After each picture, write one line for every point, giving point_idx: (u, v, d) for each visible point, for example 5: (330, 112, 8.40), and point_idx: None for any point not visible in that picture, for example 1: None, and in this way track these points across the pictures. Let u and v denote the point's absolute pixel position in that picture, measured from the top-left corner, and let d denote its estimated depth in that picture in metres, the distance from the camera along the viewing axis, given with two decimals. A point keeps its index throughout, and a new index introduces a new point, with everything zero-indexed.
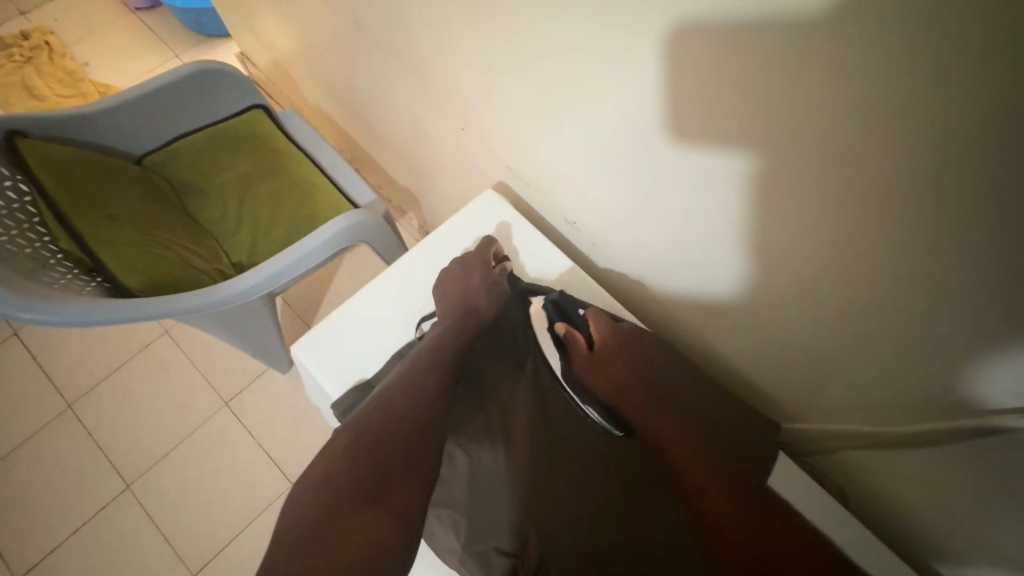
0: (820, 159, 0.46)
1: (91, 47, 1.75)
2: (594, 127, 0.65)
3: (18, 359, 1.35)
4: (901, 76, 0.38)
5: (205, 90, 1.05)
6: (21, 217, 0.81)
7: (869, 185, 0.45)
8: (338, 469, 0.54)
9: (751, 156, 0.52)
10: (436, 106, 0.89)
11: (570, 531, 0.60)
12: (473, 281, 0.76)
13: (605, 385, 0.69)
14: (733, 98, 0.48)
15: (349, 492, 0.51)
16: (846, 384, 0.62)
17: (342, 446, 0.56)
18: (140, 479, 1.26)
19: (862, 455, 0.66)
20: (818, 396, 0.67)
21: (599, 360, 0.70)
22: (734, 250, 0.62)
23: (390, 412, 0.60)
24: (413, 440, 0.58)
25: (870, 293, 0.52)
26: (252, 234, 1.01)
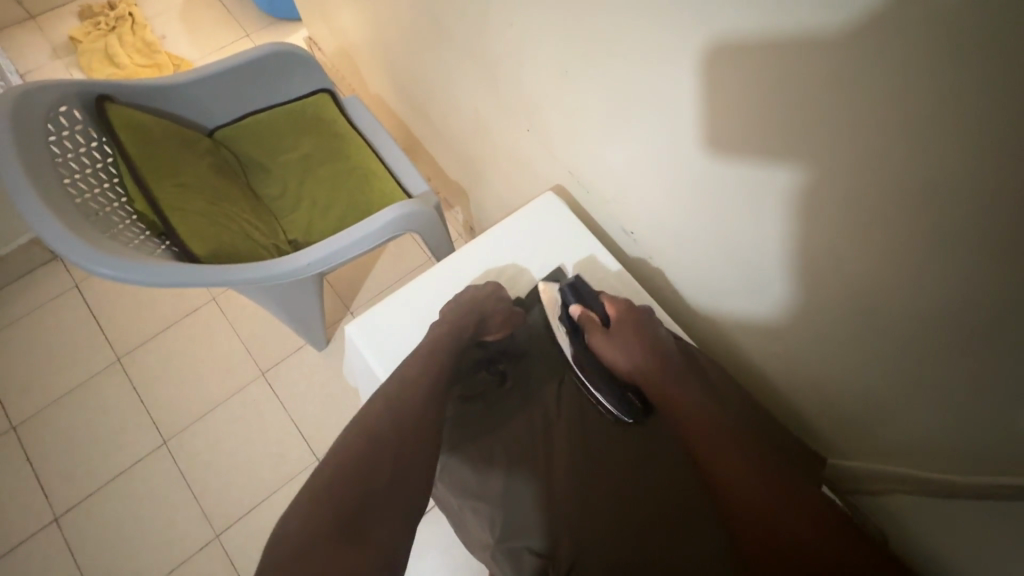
0: (898, 200, 0.45)
1: (170, 21, 1.83)
2: (660, 141, 0.65)
3: (76, 310, 1.42)
4: (984, 129, 0.37)
5: (278, 71, 1.08)
6: (103, 176, 0.86)
7: (944, 233, 0.43)
8: (321, 496, 0.55)
9: (819, 187, 0.51)
10: (502, 106, 0.89)
11: (611, 545, 0.60)
12: (484, 303, 0.74)
13: (626, 364, 0.69)
14: (811, 129, 0.47)
15: (328, 529, 0.52)
16: (898, 427, 0.60)
17: (329, 470, 0.57)
18: (177, 437, 1.31)
19: (908, 501, 0.64)
20: (866, 435, 0.65)
21: (616, 336, 0.70)
22: (790, 278, 0.61)
23: (378, 439, 0.59)
24: (400, 463, 0.59)
25: (931, 338, 0.50)
26: (309, 213, 1.04)
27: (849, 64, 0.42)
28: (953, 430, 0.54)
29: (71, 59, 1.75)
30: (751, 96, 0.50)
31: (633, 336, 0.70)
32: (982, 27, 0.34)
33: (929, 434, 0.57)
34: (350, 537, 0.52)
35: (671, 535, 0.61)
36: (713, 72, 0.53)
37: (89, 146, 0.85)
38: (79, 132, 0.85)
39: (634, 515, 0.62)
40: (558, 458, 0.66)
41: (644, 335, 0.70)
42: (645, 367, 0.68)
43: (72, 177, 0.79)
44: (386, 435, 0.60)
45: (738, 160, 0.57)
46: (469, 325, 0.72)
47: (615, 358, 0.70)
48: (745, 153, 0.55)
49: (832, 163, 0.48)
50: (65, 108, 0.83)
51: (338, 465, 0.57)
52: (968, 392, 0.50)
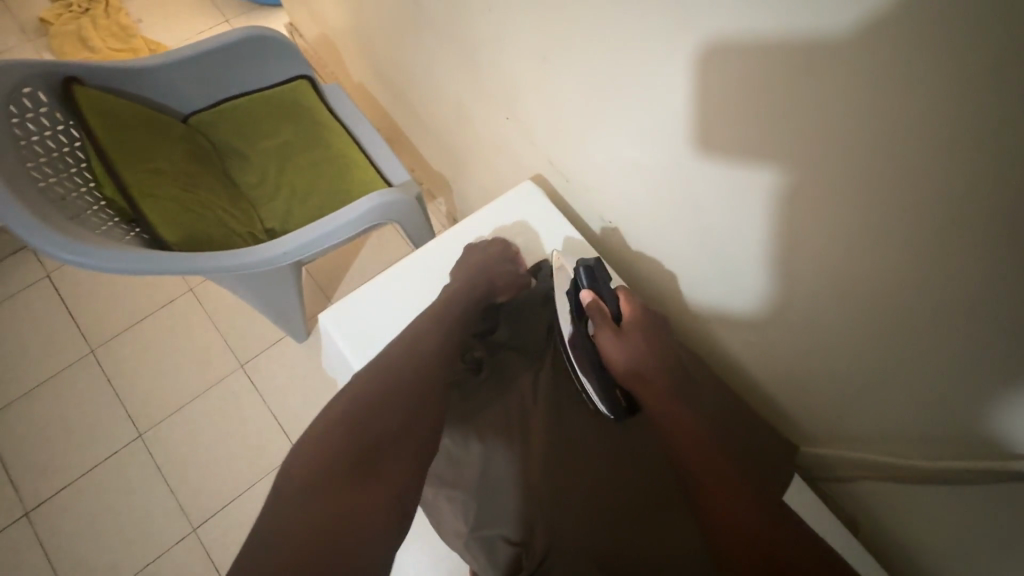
0: (870, 193, 0.45)
1: (146, 5, 1.78)
2: (640, 129, 0.64)
3: (48, 301, 1.38)
4: (949, 116, 0.37)
5: (257, 56, 1.06)
6: (70, 160, 0.83)
7: (914, 225, 0.44)
8: (332, 441, 0.57)
9: (792, 176, 0.51)
10: (483, 94, 0.88)
11: (580, 534, 0.60)
12: (494, 266, 0.77)
13: (629, 365, 0.67)
14: (787, 120, 0.47)
15: (337, 467, 0.55)
16: (867, 414, 0.61)
17: (339, 418, 0.60)
18: (153, 429, 1.29)
19: (876, 488, 0.65)
20: (838, 423, 0.66)
21: (623, 332, 0.68)
22: (765, 269, 0.61)
23: (389, 389, 0.62)
24: (410, 412, 0.61)
25: (899, 327, 0.51)
26: (288, 201, 1.02)
27: (824, 52, 0.42)
28: (922, 418, 0.54)
29: (41, 42, 1.70)
30: (729, 85, 0.50)
31: (641, 338, 0.69)
32: (953, 17, 0.34)
33: (897, 423, 0.57)
34: (359, 476, 0.55)
35: (630, 525, 0.61)
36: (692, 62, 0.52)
37: (54, 129, 0.82)
38: (44, 115, 0.82)
39: (604, 505, 0.62)
40: (534, 447, 0.66)
41: (650, 339, 0.69)
42: (651, 374, 0.66)
43: (36, 160, 0.77)
44: (396, 389, 0.62)
45: (716, 151, 0.56)
46: (479, 289, 0.74)
47: (616, 356, 0.67)
48: (722, 143, 0.55)
49: (807, 153, 0.48)
50: (29, 89, 0.80)
51: (348, 415, 0.60)
52: (937, 382, 0.51)
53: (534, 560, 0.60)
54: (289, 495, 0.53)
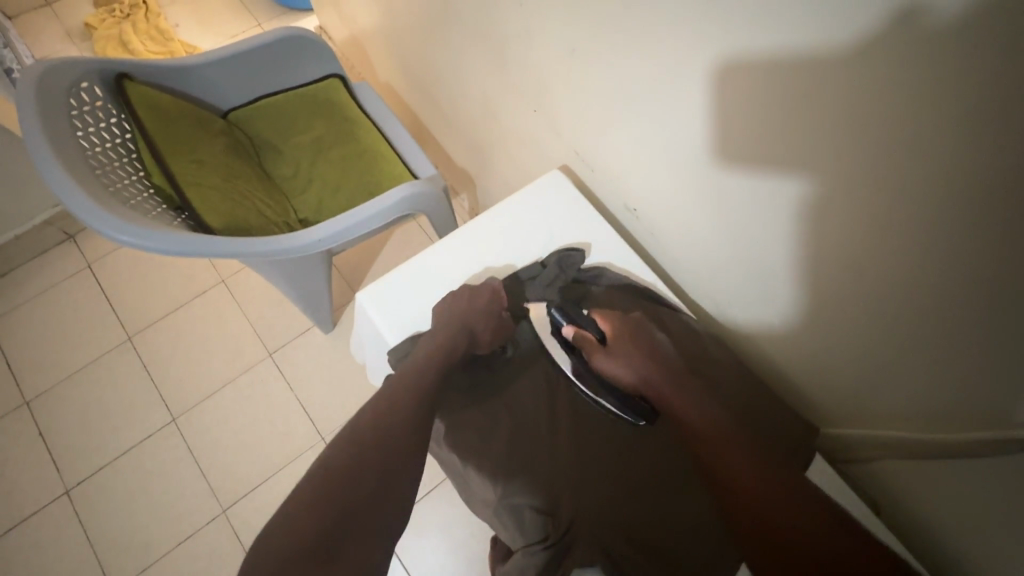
0: (884, 177, 0.47)
1: (183, 10, 1.86)
2: (658, 119, 0.66)
3: (88, 290, 1.45)
4: (949, 100, 0.39)
5: (291, 55, 1.11)
6: (122, 151, 0.88)
7: (925, 207, 0.45)
8: (305, 510, 0.53)
9: (803, 161, 0.52)
10: (509, 89, 0.91)
11: (604, 505, 0.63)
12: (475, 306, 0.72)
13: (629, 378, 0.66)
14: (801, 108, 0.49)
15: (305, 549, 0.50)
16: (885, 396, 0.62)
17: (302, 494, 0.54)
18: (185, 414, 1.34)
19: (895, 467, 0.66)
20: (857, 405, 0.67)
21: (611, 351, 0.67)
22: (782, 255, 0.63)
23: (360, 451, 0.57)
24: (383, 480, 0.56)
25: (911, 308, 0.52)
26: (319, 194, 1.06)
27: (833, 39, 0.43)
28: (940, 401, 0.55)
29: (86, 46, 1.78)
30: (745, 77, 0.52)
31: (631, 351, 0.67)
32: (959, 4, 0.35)
33: (915, 406, 0.58)
34: (326, 556, 0.49)
35: (654, 499, 0.65)
36: (708, 54, 0.54)
37: (108, 122, 0.88)
38: (99, 108, 0.87)
39: (626, 480, 0.65)
40: (559, 423, 0.68)
41: (641, 346, 0.67)
42: (652, 381, 0.65)
43: (92, 148, 0.82)
44: (369, 448, 0.58)
45: (733, 139, 0.58)
46: (459, 338, 0.70)
47: (619, 373, 0.66)
48: (739, 131, 0.57)
49: (822, 141, 0.49)
50: (86, 83, 0.86)
51: (321, 480, 0.55)
52: (953, 364, 0.52)
53: (562, 528, 0.62)
54: None
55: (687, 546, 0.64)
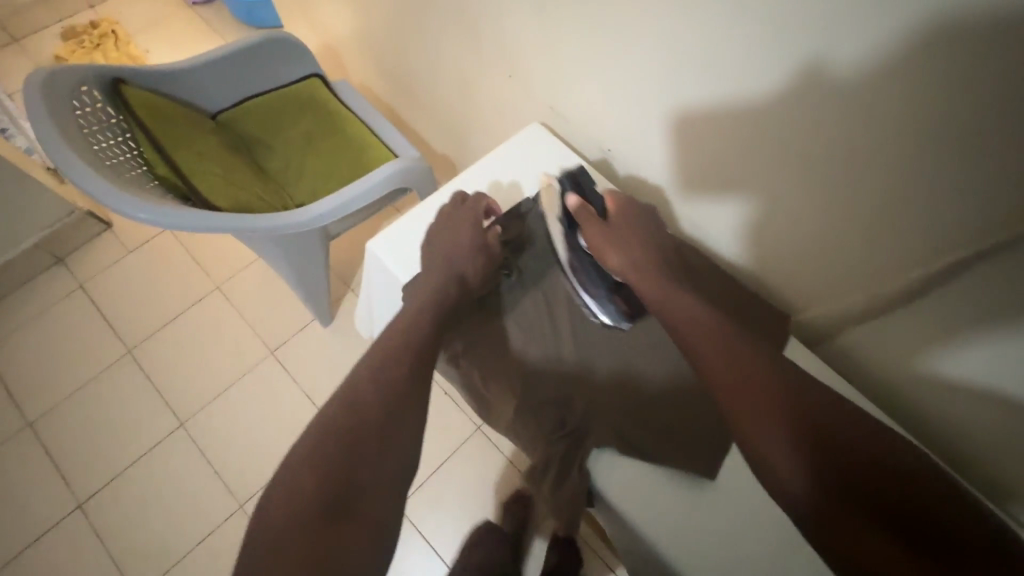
0: (842, 57, 0.57)
1: (152, 36, 1.90)
2: (632, 54, 0.76)
3: (83, 310, 1.46)
4: None
5: (273, 58, 1.18)
6: (125, 149, 0.93)
7: (883, 76, 0.55)
8: (310, 472, 0.60)
9: (771, 54, 0.62)
10: (484, 65, 1.00)
11: (609, 405, 0.76)
12: (462, 244, 0.80)
13: (619, 260, 0.76)
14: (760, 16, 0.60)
15: (313, 509, 0.57)
16: (858, 264, 0.72)
17: (304, 457, 0.61)
18: (193, 418, 1.36)
19: (871, 327, 0.77)
20: (833, 282, 0.78)
21: (606, 229, 0.79)
22: (755, 149, 0.72)
23: (360, 419, 0.64)
24: (382, 436, 0.64)
25: (878, 165, 0.62)
26: (312, 182, 1.12)
27: None
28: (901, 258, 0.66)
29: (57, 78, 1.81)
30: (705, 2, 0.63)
31: (622, 231, 0.79)
32: None
33: (886, 264, 0.69)
34: (337, 513, 0.58)
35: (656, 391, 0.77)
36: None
37: (109, 123, 0.92)
38: (100, 111, 0.92)
39: (625, 384, 0.77)
40: (563, 343, 0.80)
41: (633, 232, 0.79)
42: (642, 267, 0.75)
43: (99, 145, 0.87)
44: (368, 415, 0.65)
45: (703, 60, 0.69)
46: (449, 284, 0.78)
47: (607, 251, 0.77)
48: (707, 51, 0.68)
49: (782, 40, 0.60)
50: (86, 87, 0.91)
51: (319, 444, 0.62)
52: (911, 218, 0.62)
53: (574, 425, 0.76)
54: (271, 536, 0.55)
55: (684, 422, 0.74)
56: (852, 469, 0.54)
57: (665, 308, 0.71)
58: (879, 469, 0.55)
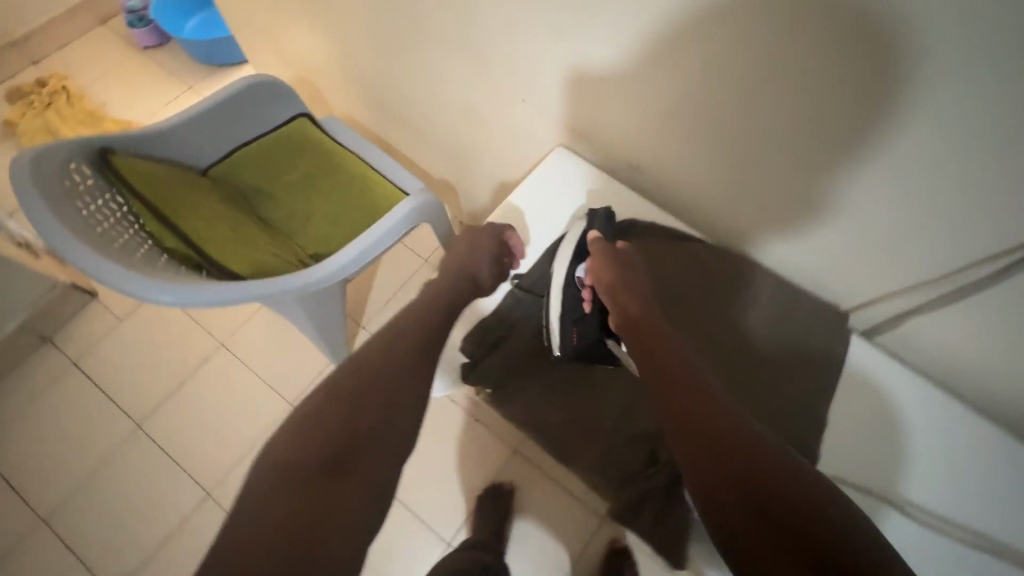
0: (887, 79, 0.58)
1: (106, 87, 1.80)
2: (655, 69, 0.73)
3: (80, 388, 1.37)
4: None
5: (258, 103, 1.12)
6: (126, 224, 0.87)
7: (927, 96, 0.57)
8: (312, 427, 0.63)
9: (813, 59, 0.60)
10: (487, 87, 0.98)
11: None
12: (475, 257, 0.88)
13: (611, 293, 0.78)
14: (798, 46, 0.61)
15: (313, 460, 0.59)
16: (914, 253, 0.72)
17: (310, 413, 0.65)
18: (219, 485, 1.30)
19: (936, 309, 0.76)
20: (888, 271, 0.77)
21: (605, 266, 0.80)
22: (798, 150, 0.71)
23: (364, 383, 0.68)
24: (377, 412, 0.66)
25: (939, 156, 0.61)
26: (322, 228, 1.07)
27: None
28: (964, 250, 0.67)
29: (10, 144, 1.69)
30: (734, 30, 0.62)
31: (618, 269, 0.80)
32: None
33: (949, 246, 0.68)
34: (337, 468, 0.59)
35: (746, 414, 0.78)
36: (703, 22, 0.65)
37: (103, 198, 0.87)
38: (92, 187, 0.86)
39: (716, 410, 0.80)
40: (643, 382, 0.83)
41: (624, 273, 0.80)
42: (632, 307, 0.77)
43: (100, 227, 0.81)
44: (373, 382, 0.69)
45: (737, 88, 0.69)
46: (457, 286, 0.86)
47: (602, 282, 0.79)
48: (738, 79, 0.68)
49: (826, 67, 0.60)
50: (75, 164, 0.84)
51: (320, 408, 0.65)
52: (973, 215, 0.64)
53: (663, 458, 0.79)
54: (269, 478, 0.58)
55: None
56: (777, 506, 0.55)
57: (648, 345, 0.72)
58: (813, 516, 0.54)
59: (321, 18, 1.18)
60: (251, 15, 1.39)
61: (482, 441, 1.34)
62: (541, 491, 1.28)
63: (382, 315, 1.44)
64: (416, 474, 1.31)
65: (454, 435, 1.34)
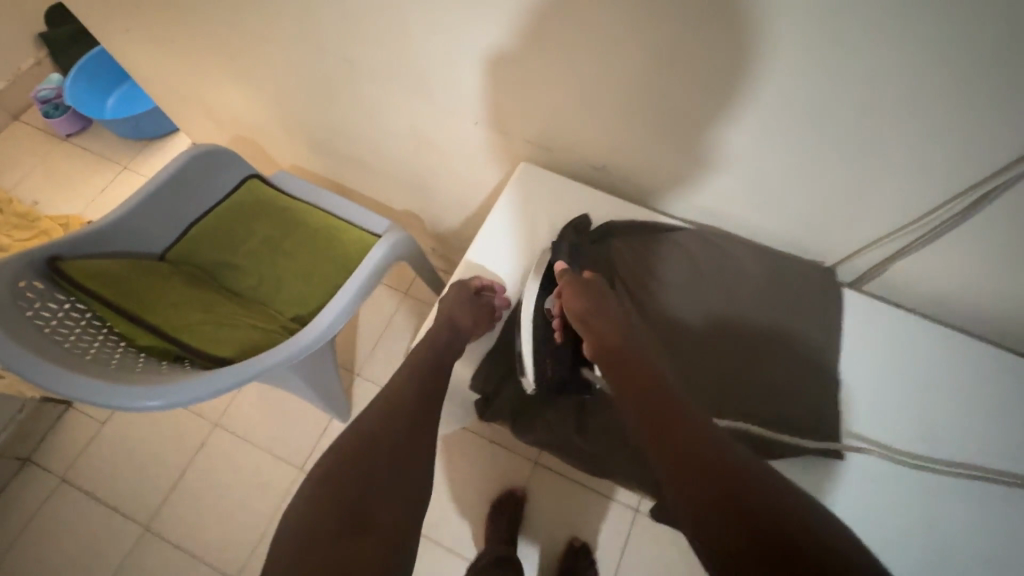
0: (814, 66, 0.58)
1: (36, 184, 1.71)
2: (593, 77, 0.73)
3: (76, 504, 1.30)
4: None
5: (203, 174, 1.08)
6: (93, 331, 0.84)
7: (853, 70, 0.57)
8: (334, 475, 0.61)
9: (742, 51, 0.60)
10: (434, 116, 0.97)
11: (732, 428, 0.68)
12: (457, 309, 0.79)
13: (577, 316, 0.71)
14: (721, 45, 0.61)
15: (333, 511, 0.57)
16: (879, 208, 0.71)
17: (332, 458, 0.63)
18: (245, 568, 1.24)
19: (911, 262, 0.76)
20: (862, 229, 0.76)
21: (575, 289, 0.73)
22: (748, 134, 0.70)
23: (379, 424, 0.67)
24: (407, 442, 0.66)
25: (881, 121, 0.61)
26: (296, 288, 1.04)
27: None
28: (928, 200, 0.67)
29: None
30: (663, 33, 0.62)
31: (589, 295, 0.72)
32: None
33: (911, 198, 0.68)
34: (359, 516, 0.57)
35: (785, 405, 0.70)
36: (624, 31, 0.64)
37: (63, 308, 0.83)
38: (49, 300, 0.82)
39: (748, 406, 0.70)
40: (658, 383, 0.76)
41: (594, 296, 0.72)
42: (606, 330, 0.68)
43: (68, 341, 0.78)
44: (391, 420, 0.68)
45: (672, 90, 0.69)
46: (444, 335, 0.78)
47: (569, 306, 0.72)
48: (670, 81, 0.68)
49: (752, 55, 0.60)
50: (25, 281, 0.80)
51: (341, 454, 0.63)
52: (931, 164, 0.63)
53: None
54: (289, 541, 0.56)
55: (799, 402, 0.70)
56: (754, 517, 0.48)
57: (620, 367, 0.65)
58: (794, 525, 0.47)
59: (248, 76, 1.15)
60: (174, 84, 1.34)
61: (502, 462, 1.32)
62: (570, 498, 1.28)
63: (374, 358, 1.41)
64: (444, 510, 1.28)
65: (472, 462, 1.32)
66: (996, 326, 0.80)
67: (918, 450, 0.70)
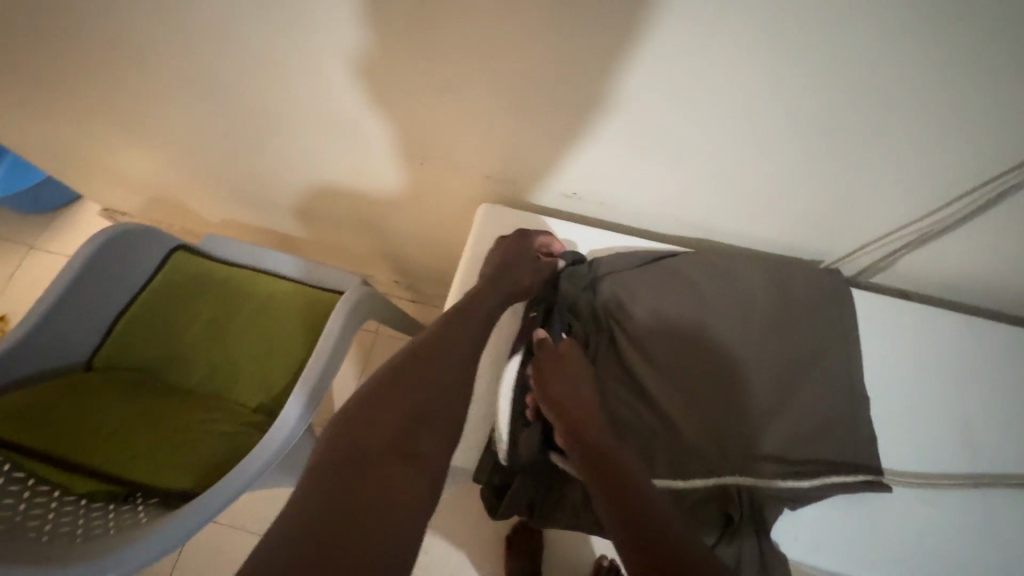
0: (807, 62, 0.52)
1: None
2: (554, 104, 0.65)
3: None
4: None
5: (121, 260, 0.94)
6: (17, 487, 0.71)
7: (848, 64, 0.51)
8: (362, 425, 0.57)
9: (726, 57, 0.53)
10: (377, 157, 0.87)
11: (776, 466, 0.62)
12: (523, 260, 0.73)
13: (555, 396, 0.63)
14: (698, 51, 0.53)
15: (363, 463, 0.55)
16: (884, 203, 0.66)
17: (363, 401, 0.59)
18: None
19: (915, 252, 0.72)
20: (866, 226, 0.71)
21: (554, 364, 0.66)
22: (738, 143, 0.63)
23: (417, 376, 0.61)
24: (438, 399, 0.61)
25: (880, 112, 0.55)
26: (256, 372, 0.91)
27: None
28: (933, 188, 0.63)
29: None
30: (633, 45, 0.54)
31: (568, 371, 0.66)
32: None
33: (915, 189, 0.63)
34: (386, 472, 0.55)
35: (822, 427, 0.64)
36: (588, 45, 0.55)
37: None
38: None
39: (787, 439, 0.63)
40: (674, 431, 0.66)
41: (575, 372, 0.66)
42: (581, 413, 0.62)
43: None
44: (429, 372, 0.62)
45: (650, 102, 0.61)
46: (504, 286, 0.71)
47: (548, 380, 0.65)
48: (648, 92, 0.60)
49: (743, 60, 0.53)
50: None
51: (374, 401, 0.59)
52: (937, 153, 0.58)
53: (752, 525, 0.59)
54: (308, 484, 0.53)
55: (832, 425, 0.64)
56: None
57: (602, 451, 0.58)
58: None
59: (155, 137, 1.01)
60: (65, 153, 1.17)
61: None
62: None
63: None
64: (461, 560, 1.21)
65: None
66: (995, 300, 0.78)
67: (954, 446, 0.66)
